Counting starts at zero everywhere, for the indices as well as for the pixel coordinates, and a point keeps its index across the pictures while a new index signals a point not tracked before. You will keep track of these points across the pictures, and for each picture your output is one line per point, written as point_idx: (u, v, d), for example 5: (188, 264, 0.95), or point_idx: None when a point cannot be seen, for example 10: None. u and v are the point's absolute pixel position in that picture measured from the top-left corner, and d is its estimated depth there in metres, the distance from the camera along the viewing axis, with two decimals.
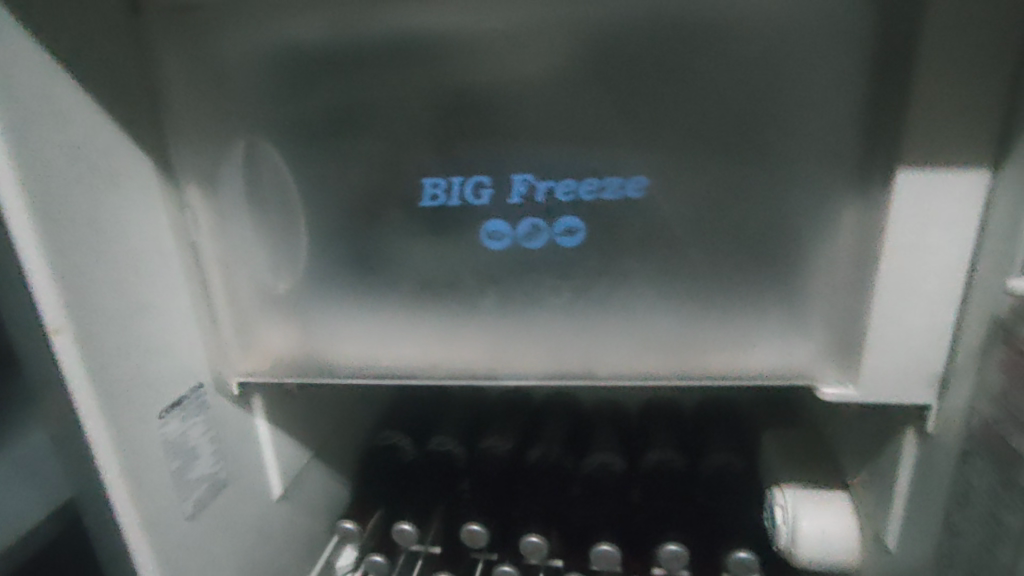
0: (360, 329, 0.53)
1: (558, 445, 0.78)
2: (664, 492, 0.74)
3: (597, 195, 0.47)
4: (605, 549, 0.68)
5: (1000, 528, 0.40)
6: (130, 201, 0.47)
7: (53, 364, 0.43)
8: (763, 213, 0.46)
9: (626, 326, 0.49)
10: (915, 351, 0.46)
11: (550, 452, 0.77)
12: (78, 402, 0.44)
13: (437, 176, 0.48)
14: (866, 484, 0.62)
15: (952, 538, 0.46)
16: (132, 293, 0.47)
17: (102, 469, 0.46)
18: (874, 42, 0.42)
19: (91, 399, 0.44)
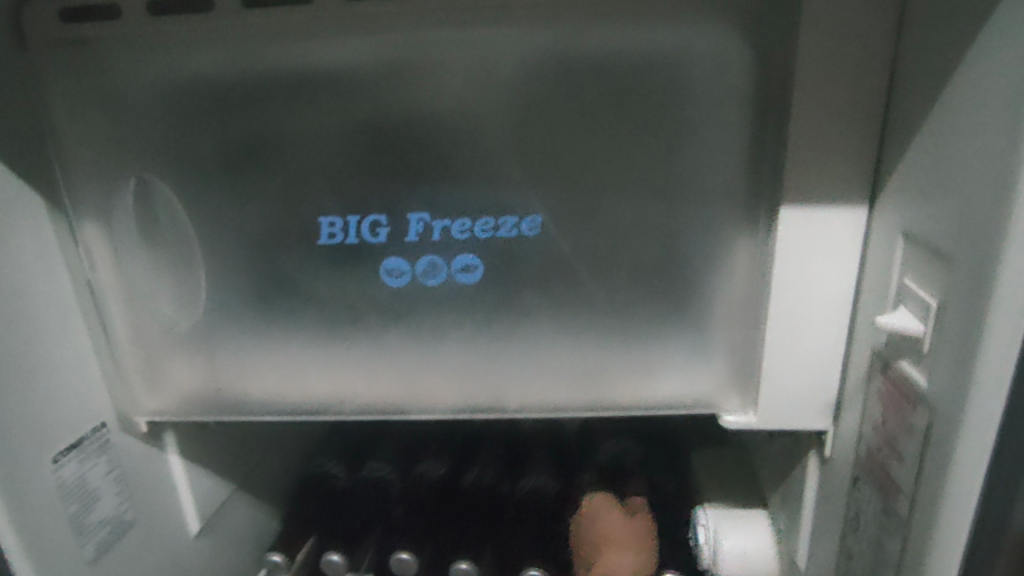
0: (266, 365, 0.52)
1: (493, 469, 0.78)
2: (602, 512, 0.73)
3: (493, 233, 0.47)
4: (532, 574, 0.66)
5: (884, 553, 0.42)
6: (17, 241, 0.46)
7: None
8: (659, 248, 0.47)
9: (532, 359, 0.50)
10: (807, 381, 0.48)
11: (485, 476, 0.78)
12: None
13: (334, 215, 0.48)
14: (781, 503, 0.63)
15: (848, 560, 0.47)
16: (22, 336, 0.46)
17: None
18: (754, 85, 0.43)
19: None
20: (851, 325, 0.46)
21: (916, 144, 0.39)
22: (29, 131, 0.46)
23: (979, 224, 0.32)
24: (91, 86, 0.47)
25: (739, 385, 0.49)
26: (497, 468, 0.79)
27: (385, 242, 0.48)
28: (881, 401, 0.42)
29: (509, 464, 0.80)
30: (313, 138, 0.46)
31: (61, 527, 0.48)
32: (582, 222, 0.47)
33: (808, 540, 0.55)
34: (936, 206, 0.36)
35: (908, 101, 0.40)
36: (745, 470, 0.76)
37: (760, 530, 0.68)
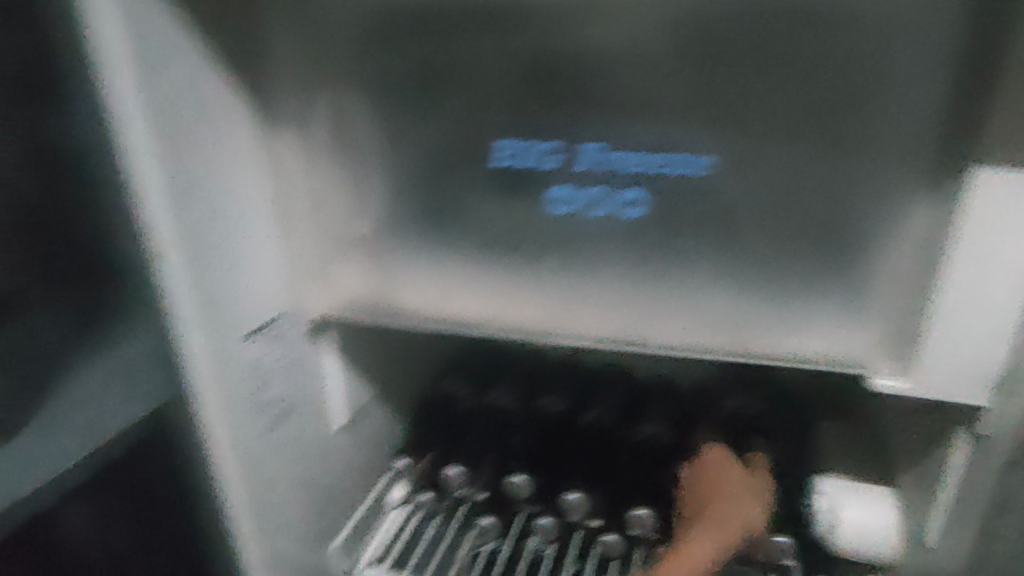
0: (425, 278, 0.56)
1: (613, 410, 0.79)
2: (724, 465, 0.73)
3: (661, 170, 0.48)
4: (642, 516, 0.71)
5: None
6: (230, 140, 0.52)
7: (162, 275, 0.49)
8: (831, 202, 0.46)
9: (682, 301, 0.51)
10: (972, 356, 0.45)
11: (604, 416, 0.78)
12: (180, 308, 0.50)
13: (506, 138, 0.50)
14: (913, 486, 0.61)
15: None
16: (229, 224, 0.52)
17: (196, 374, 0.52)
18: (960, 34, 0.41)
19: (192, 308, 0.50)
20: None
21: None
22: (245, 42, 0.52)
23: None
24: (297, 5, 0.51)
25: (894, 352, 0.48)
26: (617, 410, 0.80)
27: (555, 168, 0.50)
28: None
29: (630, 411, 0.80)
30: (491, 64, 0.48)
31: (244, 398, 0.55)
32: (749, 167, 0.47)
33: (935, 528, 0.52)
34: None
35: None
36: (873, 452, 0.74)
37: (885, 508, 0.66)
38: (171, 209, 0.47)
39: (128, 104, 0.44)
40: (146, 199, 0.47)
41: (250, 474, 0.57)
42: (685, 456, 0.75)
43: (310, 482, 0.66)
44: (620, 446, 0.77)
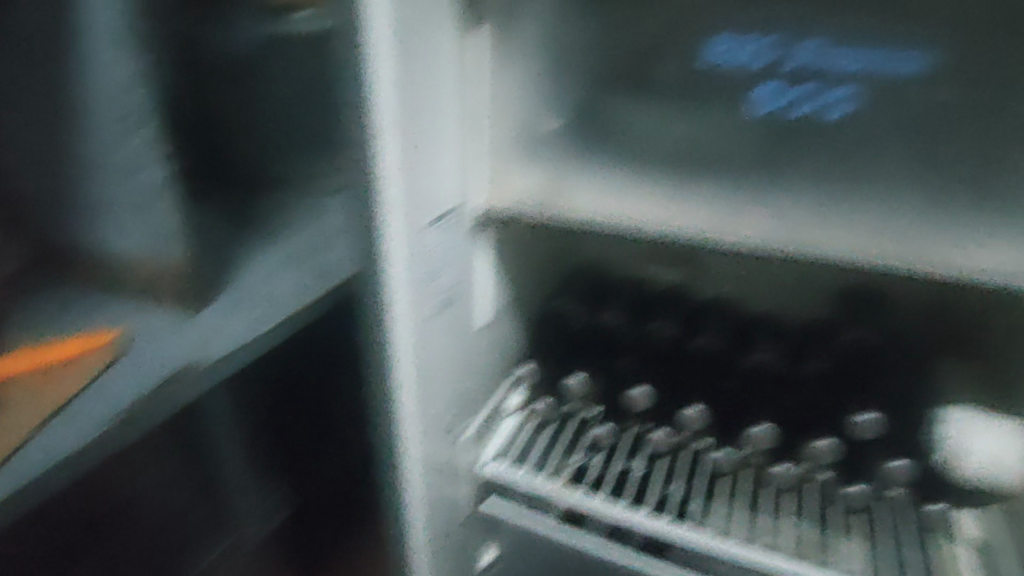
0: (599, 183, 0.61)
1: (621, 314, 0.83)
2: (797, 409, 0.78)
3: (869, 73, 0.51)
4: (691, 412, 0.83)
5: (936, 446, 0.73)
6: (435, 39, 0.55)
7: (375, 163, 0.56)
8: (996, 121, 0.50)
9: (848, 211, 0.54)
10: (993, 257, 0.52)
11: (615, 319, 0.83)
12: (386, 182, 0.56)
13: (730, 40, 0.53)
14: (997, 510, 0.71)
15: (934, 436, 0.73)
16: (431, 116, 0.57)
17: (391, 263, 0.60)
18: None
19: (394, 176, 0.56)
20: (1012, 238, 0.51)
21: (917, 202, 0.53)
22: None
23: (956, 241, 0.52)
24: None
25: None
26: (624, 316, 0.83)
27: (765, 68, 0.53)
28: None
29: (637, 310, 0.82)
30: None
31: (422, 284, 0.62)
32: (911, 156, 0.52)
33: None
34: None
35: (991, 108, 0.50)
36: (862, 386, 0.74)
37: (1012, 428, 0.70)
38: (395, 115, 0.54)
39: None
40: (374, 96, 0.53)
41: (415, 350, 0.64)
42: (714, 371, 0.81)
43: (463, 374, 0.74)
44: (694, 362, 0.82)
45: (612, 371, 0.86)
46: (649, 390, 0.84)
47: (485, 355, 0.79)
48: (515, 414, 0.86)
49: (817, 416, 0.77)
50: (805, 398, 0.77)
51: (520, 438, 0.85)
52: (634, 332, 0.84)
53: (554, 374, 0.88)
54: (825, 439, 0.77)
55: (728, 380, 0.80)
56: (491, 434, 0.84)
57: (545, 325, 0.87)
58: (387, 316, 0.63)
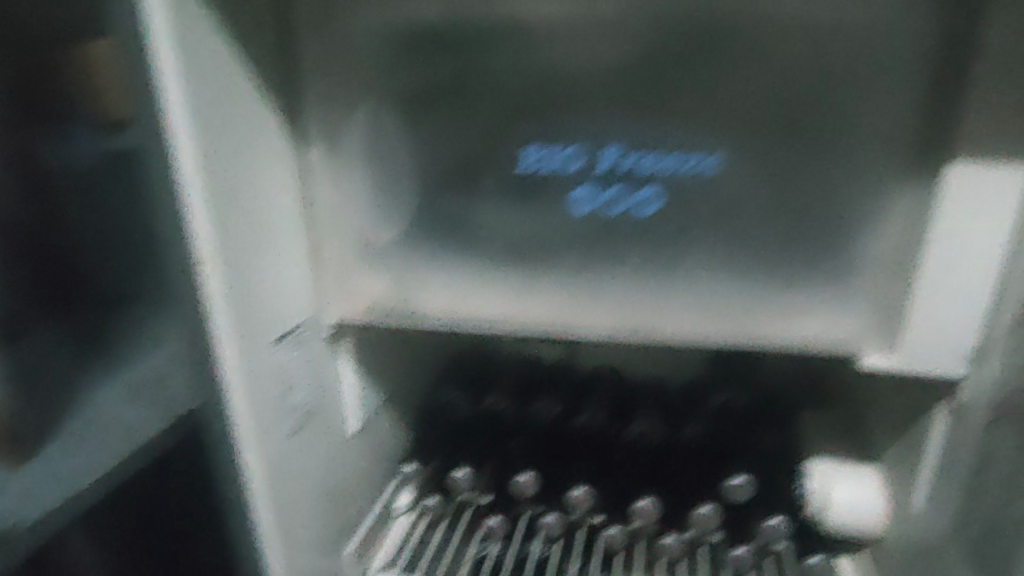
0: (448, 284, 0.58)
1: (509, 398, 0.87)
2: (686, 479, 0.78)
3: (675, 171, 0.51)
4: (581, 493, 0.76)
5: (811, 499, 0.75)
6: (261, 157, 0.53)
7: (200, 287, 0.51)
8: (821, 198, 0.50)
9: (691, 296, 0.54)
10: (829, 329, 0.53)
11: (501, 402, 0.86)
12: (212, 308, 0.51)
13: (538, 144, 0.53)
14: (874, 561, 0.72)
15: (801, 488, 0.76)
16: (261, 232, 0.54)
17: (231, 394, 0.54)
18: (804, 45, 0.47)
19: (222, 303, 0.51)
20: (843, 309, 0.53)
21: (755, 281, 0.53)
22: (285, 72, 0.55)
23: (793, 315, 0.54)
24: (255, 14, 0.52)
25: (879, 330, 0.53)
26: (511, 400, 0.87)
27: (581, 170, 0.53)
28: None
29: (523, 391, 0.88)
30: (497, 84, 0.52)
31: (275, 405, 0.58)
32: (731, 245, 0.53)
33: (920, 498, 0.59)
34: None
35: (811, 188, 0.50)
36: (732, 447, 0.79)
37: (870, 480, 0.69)
38: (213, 238, 0.49)
39: (176, 105, 0.46)
40: (189, 218, 0.49)
41: (274, 480, 0.59)
42: (597, 445, 0.82)
43: (331, 489, 0.69)
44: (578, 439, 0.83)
45: (499, 455, 0.84)
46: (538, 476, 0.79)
47: (359, 463, 0.75)
48: (404, 514, 0.82)
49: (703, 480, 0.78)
50: (689, 463, 0.79)
51: (411, 539, 0.80)
52: (521, 415, 0.86)
53: (438, 467, 0.84)
54: (707, 506, 0.74)
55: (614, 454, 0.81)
56: (379, 539, 0.79)
57: (430, 417, 0.86)
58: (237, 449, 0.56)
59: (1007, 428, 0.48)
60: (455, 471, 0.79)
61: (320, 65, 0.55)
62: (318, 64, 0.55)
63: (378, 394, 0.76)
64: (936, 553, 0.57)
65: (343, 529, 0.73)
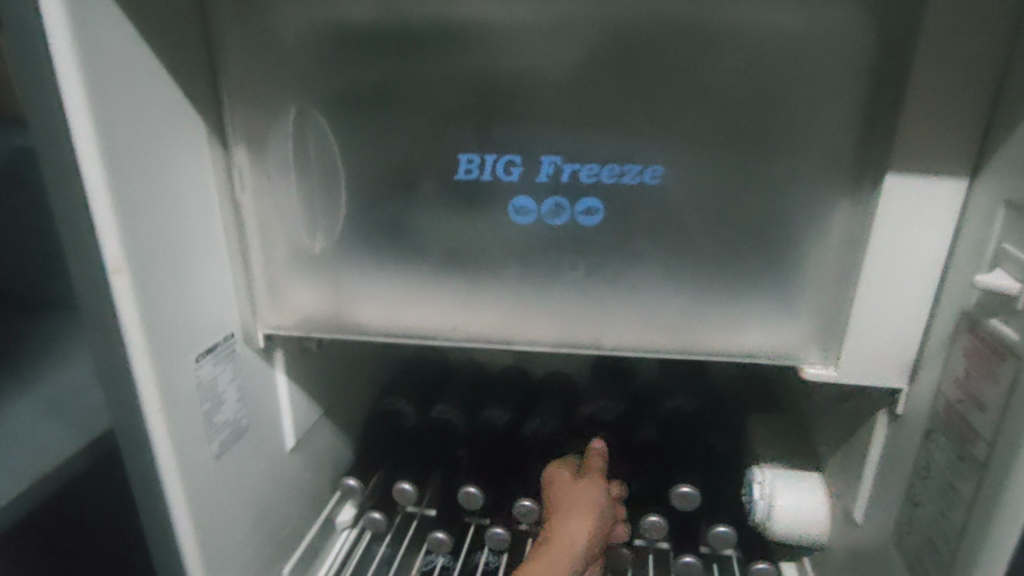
0: (384, 294, 0.56)
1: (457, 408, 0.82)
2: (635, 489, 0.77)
3: (618, 179, 0.50)
4: (528, 505, 0.71)
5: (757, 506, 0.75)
6: (176, 162, 0.50)
7: (110, 302, 0.47)
8: (762, 208, 0.50)
9: (632, 307, 0.53)
10: (772, 338, 0.53)
11: (448, 413, 0.81)
12: (126, 324, 0.47)
13: (472, 152, 0.51)
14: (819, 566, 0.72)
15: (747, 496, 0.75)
16: (178, 242, 0.51)
17: (148, 415, 0.50)
18: (743, 54, 0.46)
19: (135, 318, 0.48)
20: (784, 319, 0.53)
21: (698, 290, 0.52)
22: (206, 72, 0.52)
23: (737, 325, 0.53)
24: (179, 8, 0.49)
25: (823, 340, 0.53)
26: (461, 408, 0.82)
27: (519, 179, 0.51)
28: (966, 357, 0.46)
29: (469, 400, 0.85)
30: (435, 86, 0.50)
31: (195, 421, 0.54)
32: (675, 255, 0.52)
33: (863, 505, 0.59)
34: None
35: (752, 198, 0.50)
36: (678, 454, 0.79)
37: (814, 484, 0.68)
38: (122, 250, 0.46)
39: (77, 105, 0.42)
40: (95, 230, 0.45)
41: (199, 501, 0.56)
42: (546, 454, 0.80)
43: (267, 507, 0.66)
44: (525, 449, 0.81)
45: (447, 465, 0.82)
46: (483, 490, 0.76)
47: (297, 477, 0.72)
48: (348, 529, 0.80)
49: (650, 488, 0.78)
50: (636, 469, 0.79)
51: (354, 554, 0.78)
52: (470, 425, 0.81)
53: (382, 479, 0.81)
54: (655, 514, 0.72)
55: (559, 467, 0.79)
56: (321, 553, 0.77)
57: (377, 425, 0.84)
58: (160, 475, 0.52)
59: (943, 438, 0.48)
60: (399, 485, 0.75)
61: (244, 67, 0.52)
62: (242, 66, 0.52)
63: (316, 407, 0.74)
64: (877, 560, 0.57)
65: (281, 547, 0.70)
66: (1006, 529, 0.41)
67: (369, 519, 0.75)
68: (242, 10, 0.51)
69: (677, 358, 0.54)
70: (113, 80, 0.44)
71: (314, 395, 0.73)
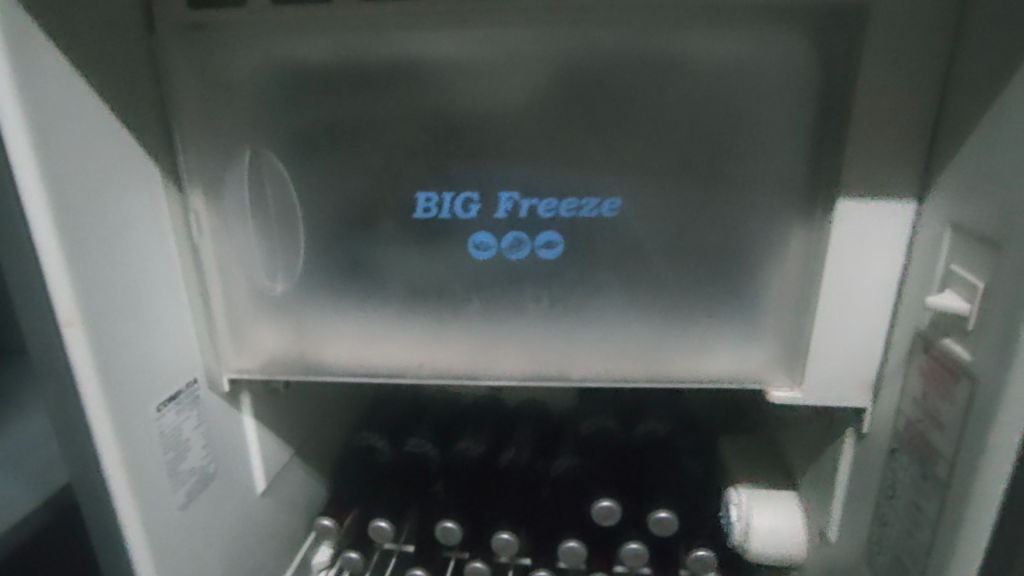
0: (350, 333, 0.56)
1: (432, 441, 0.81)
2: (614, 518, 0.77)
3: (576, 213, 0.50)
4: (506, 538, 0.70)
5: None
6: (131, 210, 0.50)
7: (64, 355, 0.46)
8: (719, 236, 0.50)
9: (597, 337, 0.53)
10: (737, 363, 0.53)
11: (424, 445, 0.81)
12: (82, 377, 0.46)
13: (430, 191, 0.51)
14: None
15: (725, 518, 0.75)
16: (134, 290, 0.50)
17: (108, 469, 0.49)
18: (694, 84, 0.47)
19: (92, 370, 0.47)
20: (748, 344, 0.53)
21: (662, 319, 0.53)
22: (159, 120, 0.52)
23: (703, 352, 0.53)
24: (130, 57, 0.49)
25: (786, 364, 0.53)
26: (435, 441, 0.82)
27: (477, 216, 0.51)
28: (924, 376, 0.47)
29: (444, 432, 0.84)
30: (391, 125, 0.50)
31: (161, 471, 0.53)
32: (637, 284, 0.52)
33: (836, 524, 0.59)
34: (984, 197, 0.41)
35: (709, 226, 0.50)
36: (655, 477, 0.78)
37: (787, 503, 0.68)
38: (76, 301, 0.45)
39: (24, 157, 0.41)
40: (46, 281, 0.44)
41: (165, 554, 0.54)
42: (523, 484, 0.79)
43: (237, 554, 0.65)
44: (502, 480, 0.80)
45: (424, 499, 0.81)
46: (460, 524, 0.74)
47: (269, 521, 0.71)
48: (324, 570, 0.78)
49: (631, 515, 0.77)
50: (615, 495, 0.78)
51: None
52: (445, 457, 0.81)
53: (358, 518, 0.78)
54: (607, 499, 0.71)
55: (536, 499, 0.78)
56: None
57: (352, 462, 0.83)
58: (122, 530, 0.51)
59: (907, 457, 0.48)
60: (375, 522, 0.74)
61: (199, 113, 0.52)
62: (198, 112, 0.52)
63: (286, 448, 0.73)
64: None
65: None
66: (969, 547, 0.42)
67: (346, 559, 0.72)
68: (196, 57, 0.51)
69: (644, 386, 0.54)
70: (63, 130, 0.44)
71: (284, 435, 0.72)
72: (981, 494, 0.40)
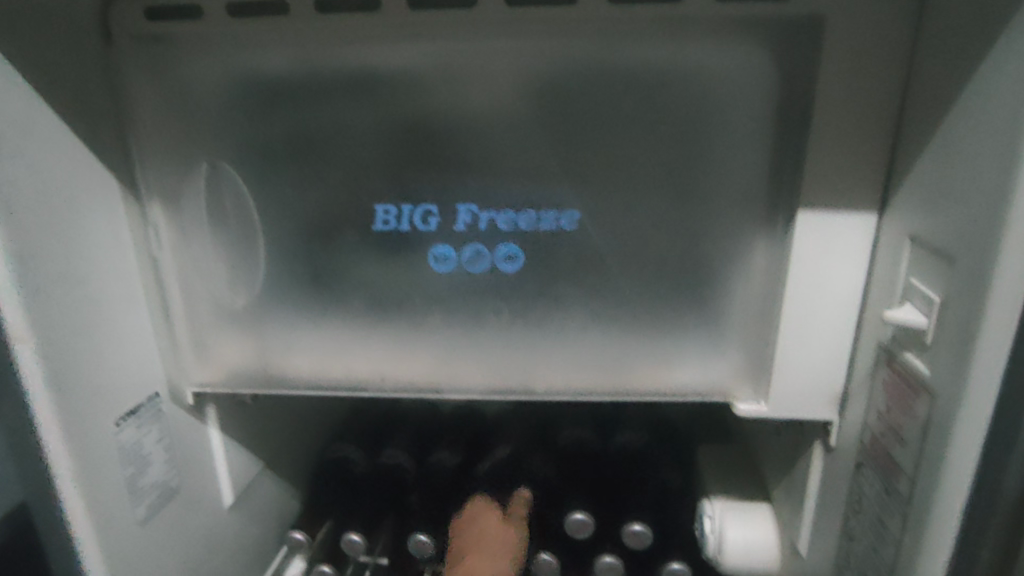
0: (312, 346, 0.55)
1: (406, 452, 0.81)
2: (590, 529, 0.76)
3: (535, 226, 0.50)
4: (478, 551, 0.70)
5: None
6: (87, 223, 0.49)
7: (15, 370, 0.45)
8: (682, 248, 0.50)
9: (561, 349, 0.53)
10: (703, 376, 0.53)
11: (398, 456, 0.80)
12: (34, 392, 0.46)
13: (389, 204, 0.51)
14: None
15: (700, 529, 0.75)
16: (91, 304, 0.50)
17: (62, 486, 0.48)
18: (655, 96, 0.47)
19: (44, 385, 0.46)
20: (713, 357, 0.52)
21: (625, 331, 0.52)
22: (117, 131, 0.51)
23: (667, 364, 0.53)
24: (85, 69, 0.49)
25: (751, 377, 0.53)
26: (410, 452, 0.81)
27: (437, 229, 0.51)
28: (885, 390, 0.46)
29: (419, 443, 0.83)
30: (351, 137, 0.50)
31: (119, 487, 0.52)
32: (600, 297, 0.51)
33: (806, 537, 0.59)
34: (940, 211, 0.41)
35: (671, 238, 0.50)
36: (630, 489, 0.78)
37: (764, 519, 0.67)
38: (26, 316, 0.44)
39: None
40: None
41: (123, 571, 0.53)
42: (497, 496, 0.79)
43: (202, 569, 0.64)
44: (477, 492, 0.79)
45: (398, 510, 0.80)
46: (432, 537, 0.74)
47: (237, 535, 0.70)
48: None
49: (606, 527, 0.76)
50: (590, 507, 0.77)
51: None
52: (419, 469, 0.80)
53: (332, 529, 0.79)
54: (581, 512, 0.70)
55: None
56: None
57: (326, 474, 0.82)
58: (78, 548, 0.50)
59: (872, 471, 0.48)
60: (347, 535, 0.73)
61: (157, 123, 0.52)
62: (156, 123, 0.52)
63: (256, 460, 0.72)
64: None
65: None
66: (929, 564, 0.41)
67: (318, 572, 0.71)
68: (153, 68, 0.50)
69: (609, 399, 0.53)
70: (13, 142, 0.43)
71: (253, 448, 0.71)
72: (941, 511, 0.40)
